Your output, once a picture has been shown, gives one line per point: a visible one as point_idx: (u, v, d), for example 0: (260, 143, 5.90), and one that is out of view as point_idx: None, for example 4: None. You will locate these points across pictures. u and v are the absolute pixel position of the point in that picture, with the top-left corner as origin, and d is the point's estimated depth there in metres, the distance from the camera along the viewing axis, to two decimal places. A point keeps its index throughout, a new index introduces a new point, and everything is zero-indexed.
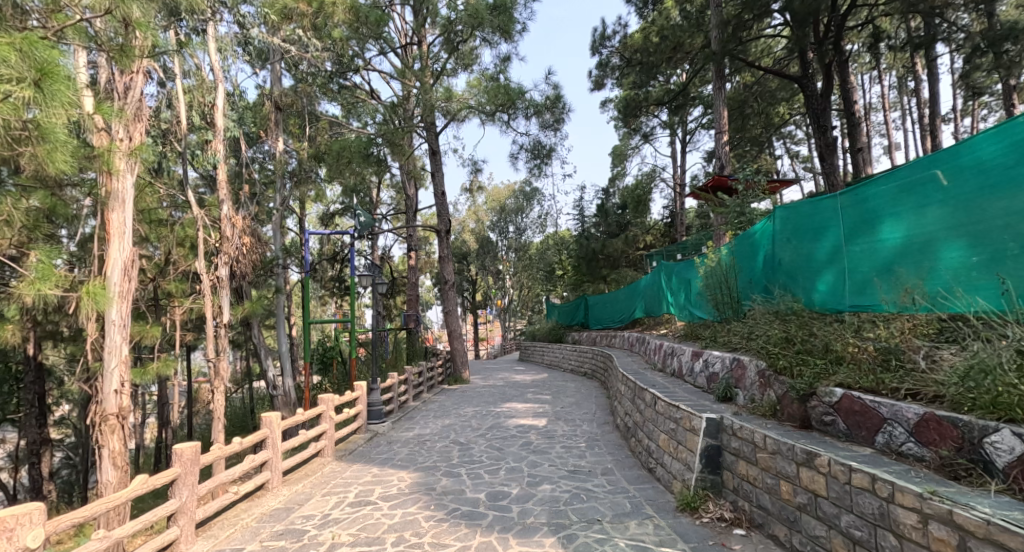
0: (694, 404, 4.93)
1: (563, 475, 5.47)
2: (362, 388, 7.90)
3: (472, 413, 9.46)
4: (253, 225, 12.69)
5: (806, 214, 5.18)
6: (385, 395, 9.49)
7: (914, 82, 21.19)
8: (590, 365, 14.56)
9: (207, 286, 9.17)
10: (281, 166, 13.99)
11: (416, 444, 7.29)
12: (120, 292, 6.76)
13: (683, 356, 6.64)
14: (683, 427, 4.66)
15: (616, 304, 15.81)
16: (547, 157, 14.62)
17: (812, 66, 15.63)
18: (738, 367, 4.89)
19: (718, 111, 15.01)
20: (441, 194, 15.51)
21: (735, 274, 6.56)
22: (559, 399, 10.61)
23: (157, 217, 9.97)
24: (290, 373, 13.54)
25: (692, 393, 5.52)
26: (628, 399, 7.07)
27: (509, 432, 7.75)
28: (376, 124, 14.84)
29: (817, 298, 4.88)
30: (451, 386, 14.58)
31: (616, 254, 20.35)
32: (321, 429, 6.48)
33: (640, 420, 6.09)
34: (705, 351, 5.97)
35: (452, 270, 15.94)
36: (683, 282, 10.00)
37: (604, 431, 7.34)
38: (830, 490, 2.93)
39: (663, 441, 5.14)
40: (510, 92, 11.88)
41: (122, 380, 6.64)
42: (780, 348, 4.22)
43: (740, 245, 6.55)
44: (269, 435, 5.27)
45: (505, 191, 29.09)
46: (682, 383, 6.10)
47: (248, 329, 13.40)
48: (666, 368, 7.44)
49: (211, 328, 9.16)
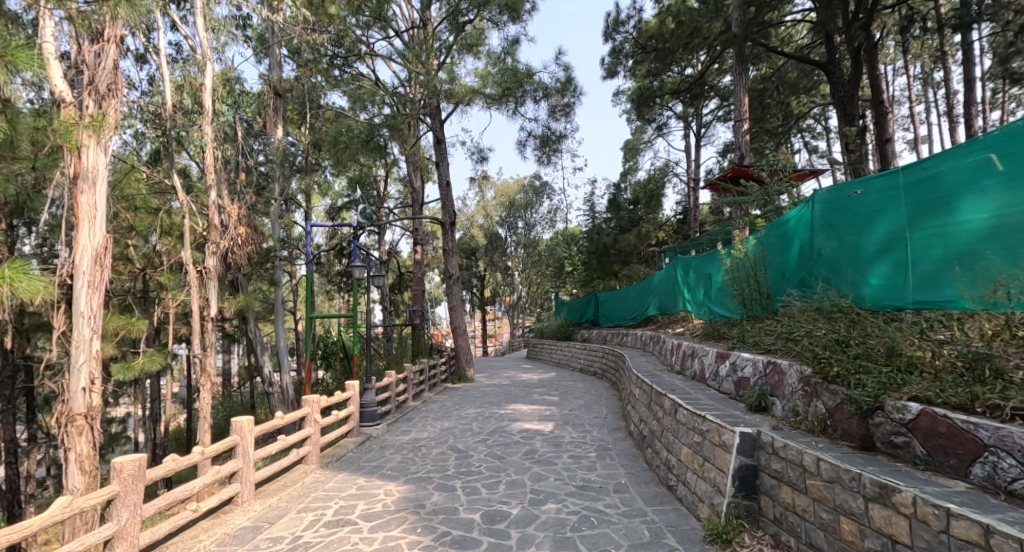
0: (721, 414, 4.28)
1: (571, 492, 4.84)
2: (354, 388, 7.33)
3: (474, 416, 8.87)
4: (250, 215, 12.19)
5: (851, 197, 4.50)
6: (382, 395, 8.93)
7: (943, 71, 20.19)
8: (600, 365, 13.92)
9: (194, 277, 8.62)
10: (281, 155, 13.48)
11: (410, 450, 6.70)
12: (90, 282, 6.19)
13: (705, 359, 5.98)
14: (710, 442, 4.02)
15: (629, 300, 15.13)
16: (556, 146, 13.98)
17: (838, 52, 14.79)
18: (775, 372, 4.23)
19: (739, 99, 14.26)
20: (446, 184, 14.90)
21: (764, 267, 5.89)
22: (567, 401, 9.99)
23: (143, 203, 9.46)
24: (288, 370, 13.05)
25: (718, 401, 4.86)
26: (643, 405, 6.42)
27: (512, 438, 7.14)
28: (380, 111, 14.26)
29: (870, 293, 4.20)
30: (455, 385, 14.02)
31: (628, 249, 19.65)
32: (305, 433, 5.90)
33: (658, 429, 5.45)
34: (731, 352, 5.31)
35: (457, 264, 15.37)
36: (702, 277, 9.33)
37: (616, 439, 6.70)
38: (917, 539, 2.32)
39: (685, 455, 4.49)
40: (518, 73, 11.27)
41: (91, 378, 6.09)
42: (831, 351, 3.54)
43: (772, 234, 5.85)
44: (240, 443, 4.68)
45: (514, 184, 28.43)
46: (705, 389, 5.45)
47: (244, 323, 12.91)
48: (684, 370, 6.77)
49: (198, 322, 8.63)
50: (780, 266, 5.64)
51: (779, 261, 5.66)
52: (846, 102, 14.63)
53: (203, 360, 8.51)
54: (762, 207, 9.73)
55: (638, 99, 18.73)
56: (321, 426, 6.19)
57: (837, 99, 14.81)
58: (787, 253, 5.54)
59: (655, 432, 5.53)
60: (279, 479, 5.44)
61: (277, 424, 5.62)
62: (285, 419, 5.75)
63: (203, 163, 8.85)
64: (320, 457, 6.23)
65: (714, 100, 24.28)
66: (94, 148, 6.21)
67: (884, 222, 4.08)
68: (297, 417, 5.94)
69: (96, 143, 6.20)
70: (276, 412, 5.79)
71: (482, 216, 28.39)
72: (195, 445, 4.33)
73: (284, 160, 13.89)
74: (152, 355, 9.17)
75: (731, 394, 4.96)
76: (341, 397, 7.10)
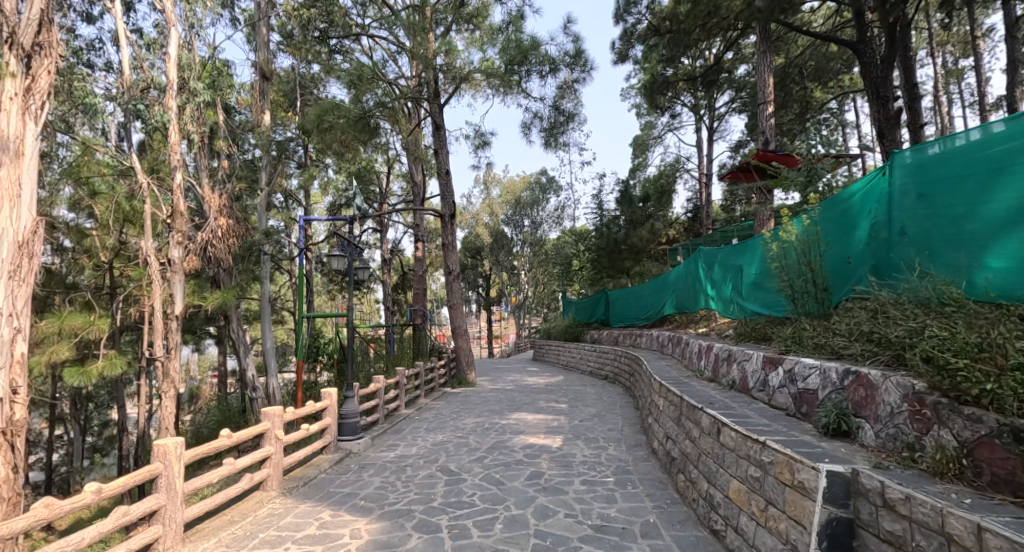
0: (786, 440, 3.24)
1: (586, 537, 3.82)
2: (331, 397, 6.34)
3: (473, 427, 7.85)
4: (233, 205, 11.24)
5: (957, 155, 3.49)
6: (368, 403, 7.96)
7: (976, 56, 18.97)
8: (612, 369, 12.88)
9: (156, 271, 7.60)
10: (268, 142, 12.54)
11: (393, 472, 5.69)
12: (11, 271, 5.19)
13: (747, 364, 4.94)
14: (774, 477, 3.00)
15: (642, 298, 14.07)
16: (564, 131, 12.95)
17: (870, 28, 13.68)
18: (859, 383, 3.21)
19: (763, 80, 13.16)
20: (446, 173, 13.90)
21: (820, 252, 4.79)
22: (578, 409, 8.96)
23: (102, 189, 8.47)
24: (274, 372, 12.09)
25: (772, 419, 3.83)
26: (670, 419, 5.40)
27: (514, 455, 6.12)
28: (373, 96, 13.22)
29: (996, 279, 3.20)
30: (455, 390, 13.03)
31: (640, 244, 18.56)
32: (263, 454, 4.90)
33: (693, 452, 4.42)
34: (785, 356, 4.28)
35: (458, 261, 14.39)
36: (729, 269, 8.30)
37: (637, 459, 5.67)
38: None
39: (735, 492, 3.47)
40: (523, 45, 10.19)
41: (10, 386, 5.11)
42: (969, 357, 2.50)
43: (830, 211, 4.78)
44: (164, 474, 3.68)
45: (519, 180, 27.35)
46: (750, 402, 4.41)
47: (227, 322, 11.95)
48: (717, 377, 5.70)
49: (161, 321, 7.64)
50: (846, 252, 4.57)
51: (845, 245, 4.59)
52: (878, 84, 13.52)
53: (166, 364, 7.51)
54: (803, 191, 8.64)
55: (651, 85, 17.66)
56: (285, 444, 5.22)
57: (868, 83, 13.70)
58: (854, 233, 4.49)
59: (689, 455, 4.51)
60: (225, 512, 4.44)
61: (220, 445, 4.63)
62: (233, 438, 4.77)
63: (164, 139, 7.82)
64: (284, 481, 5.23)
65: (728, 90, 23.16)
66: (19, 114, 5.28)
67: (1015, 180, 3.09)
68: (254, 434, 4.96)
69: (20, 110, 5.28)
70: (224, 430, 4.83)
71: (487, 214, 27.34)
72: (89, 483, 3.34)
73: (270, 148, 12.93)
74: (113, 357, 8.20)
75: (789, 411, 3.92)
76: (314, 407, 6.12)
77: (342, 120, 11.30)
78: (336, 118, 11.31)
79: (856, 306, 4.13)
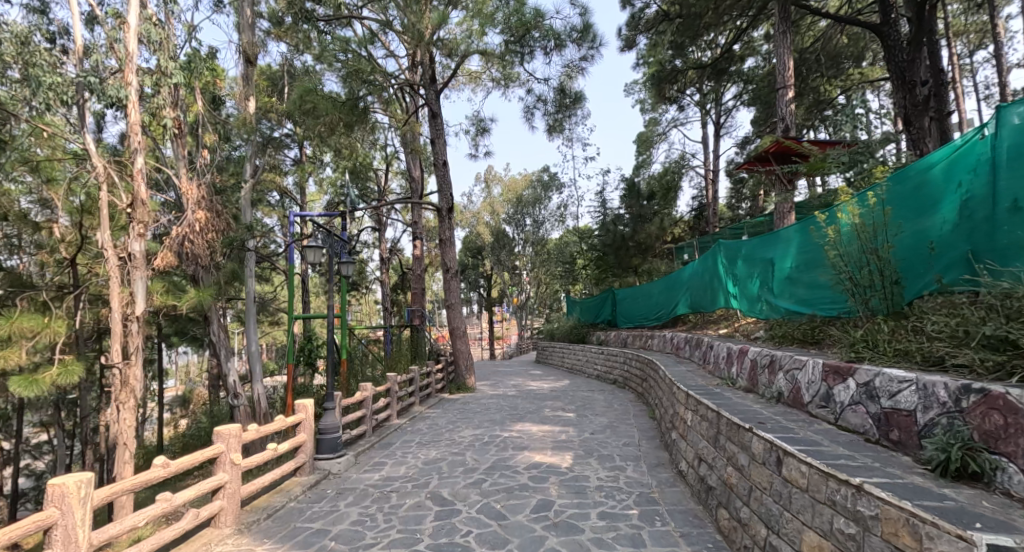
0: (891, 482, 2.42)
1: None
2: (306, 410, 5.51)
3: (470, 441, 7.01)
4: (212, 197, 10.40)
5: None
6: (354, 414, 7.14)
7: (998, 43, 18.11)
8: (621, 373, 12.03)
9: (113, 267, 6.68)
10: (249, 128, 11.66)
11: (375, 501, 4.82)
12: None
13: (800, 373, 4.08)
14: (882, 539, 2.20)
15: (651, 298, 13.19)
16: (572, 112, 12.10)
17: (896, 7, 12.82)
18: (989, 405, 2.40)
19: (783, 62, 12.28)
20: (442, 164, 13.06)
21: (887, 237, 3.91)
22: (587, 419, 8.12)
23: (60, 176, 7.62)
24: (259, 378, 11.24)
25: (850, 447, 3.00)
26: (703, 440, 4.55)
27: (517, 478, 5.27)
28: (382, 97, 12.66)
29: None
30: (453, 395, 12.19)
31: (648, 242, 17.70)
32: (213, 484, 4.03)
33: (739, 484, 3.57)
34: (856, 365, 3.42)
35: (456, 259, 13.55)
36: (758, 261, 7.40)
37: (663, 486, 4.81)
38: None
39: (812, 549, 2.65)
40: (528, 17, 9.28)
41: None
42: None
43: (901, 187, 3.89)
44: (60, 524, 2.87)
45: (521, 179, 26.46)
46: (811, 422, 3.57)
47: (207, 324, 11.11)
48: (757, 388, 4.83)
49: (118, 323, 6.75)
50: (926, 233, 3.70)
51: (925, 226, 3.71)
52: (903, 68, 12.27)
53: (125, 372, 6.64)
54: (846, 173, 7.84)
55: (659, 74, 16.82)
56: (244, 470, 4.33)
57: (893, 67, 12.51)
58: (937, 210, 3.62)
59: (733, 487, 3.66)
60: None
61: (156, 475, 3.77)
62: (173, 467, 3.85)
63: (123, 118, 6.90)
64: (243, 514, 4.37)
65: (737, 83, 22.31)
66: None
67: None
68: (202, 460, 4.07)
69: None
70: (163, 456, 3.91)
71: (488, 213, 26.59)
72: None
73: (254, 138, 12.08)
74: (69, 364, 7.35)
75: (870, 436, 3.09)
76: (285, 421, 5.25)
77: (327, 104, 10.42)
78: (320, 100, 10.38)
79: (960, 304, 3.31)
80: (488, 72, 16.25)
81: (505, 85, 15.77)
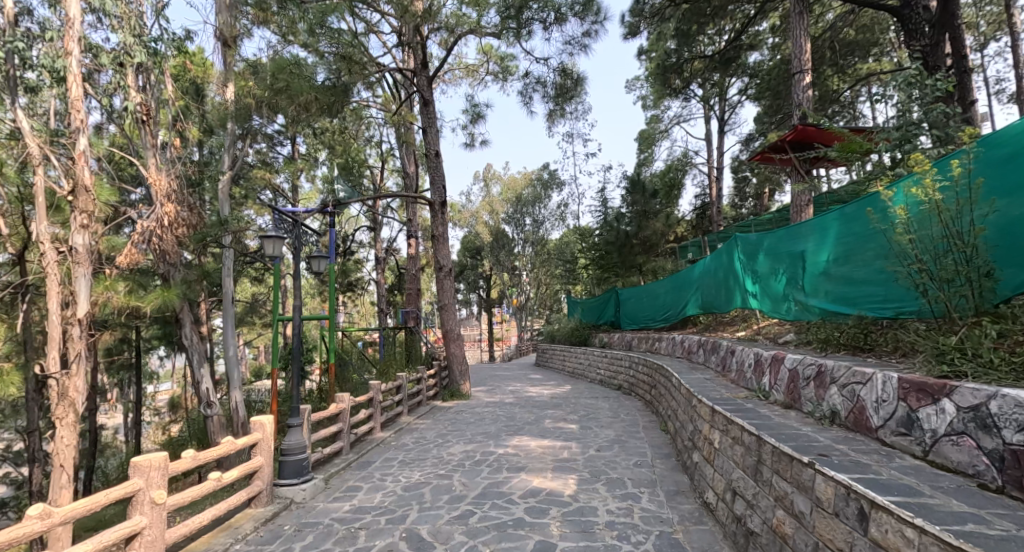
0: None
1: None
2: (261, 430, 4.68)
3: (460, 459, 6.17)
4: (183, 188, 9.56)
5: None
6: (329, 428, 6.30)
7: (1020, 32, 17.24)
8: (627, 378, 11.19)
9: (50, 263, 5.86)
10: (225, 116, 10.82)
11: (338, 542, 4.00)
12: None
13: (862, 388, 3.25)
14: None
15: (657, 298, 12.35)
16: (574, 97, 11.23)
17: None
18: None
19: (800, 43, 11.40)
20: (435, 155, 12.22)
21: (978, 219, 3.09)
22: (592, 432, 7.29)
23: None
24: (236, 385, 10.43)
25: (965, 497, 2.20)
26: (737, 469, 3.71)
27: (511, 512, 4.44)
28: (370, 83, 11.77)
29: None
30: (446, 403, 11.36)
31: (654, 238, 16.86)
32: (122, 534, 3.19)
33: (796, 536, 2.74)
34: (954, 383, 2.63)
35: (450, 257, 12.69)
36: (785, 254, 6.56)
37: (687, 523, 3.98)
38: None
39: None
40: None
41: None
42: None
43: (991, 157, 3.11)
44: None
45: (522, 178, 25.67)
46: (888, 455, 2.75)
47: (179, 325, 10.28)
48: (799, 405, 4.00)
49: (57, 326, 5.94)
50: None
51: None
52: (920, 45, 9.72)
53: (63, 383, 5.85)
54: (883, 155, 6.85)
55: (664, 63, 16.02)
56: (170, 509, 3.52)
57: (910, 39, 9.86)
58: None
59: (787, 539, 2.83)
60: None
61: (35, 530, 2.92)
62: (58, 517, 3.02)
63: (63, 92, 6.08)
64: None
65: (744, 75, 21.50)
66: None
67: None
68: (108, 503, 3.23)
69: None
70: (47, 502, 3.06)
71: (488, 213, 25.78)
72: None
73: (232, 128, 11.23)
74: (7, 372, 6.52)
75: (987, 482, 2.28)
76: (234, 443, 4.43)
77: (301, 81, 9.44)
78: (294, 80, 9.40)
79: None
80: (486, 64, 15.42)
81: (504, 77, 14.99)
